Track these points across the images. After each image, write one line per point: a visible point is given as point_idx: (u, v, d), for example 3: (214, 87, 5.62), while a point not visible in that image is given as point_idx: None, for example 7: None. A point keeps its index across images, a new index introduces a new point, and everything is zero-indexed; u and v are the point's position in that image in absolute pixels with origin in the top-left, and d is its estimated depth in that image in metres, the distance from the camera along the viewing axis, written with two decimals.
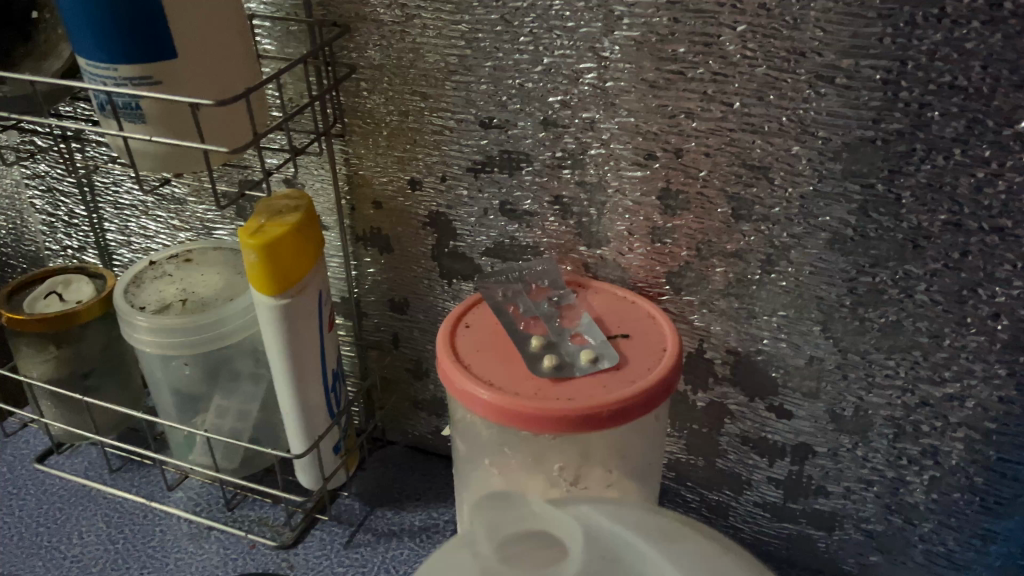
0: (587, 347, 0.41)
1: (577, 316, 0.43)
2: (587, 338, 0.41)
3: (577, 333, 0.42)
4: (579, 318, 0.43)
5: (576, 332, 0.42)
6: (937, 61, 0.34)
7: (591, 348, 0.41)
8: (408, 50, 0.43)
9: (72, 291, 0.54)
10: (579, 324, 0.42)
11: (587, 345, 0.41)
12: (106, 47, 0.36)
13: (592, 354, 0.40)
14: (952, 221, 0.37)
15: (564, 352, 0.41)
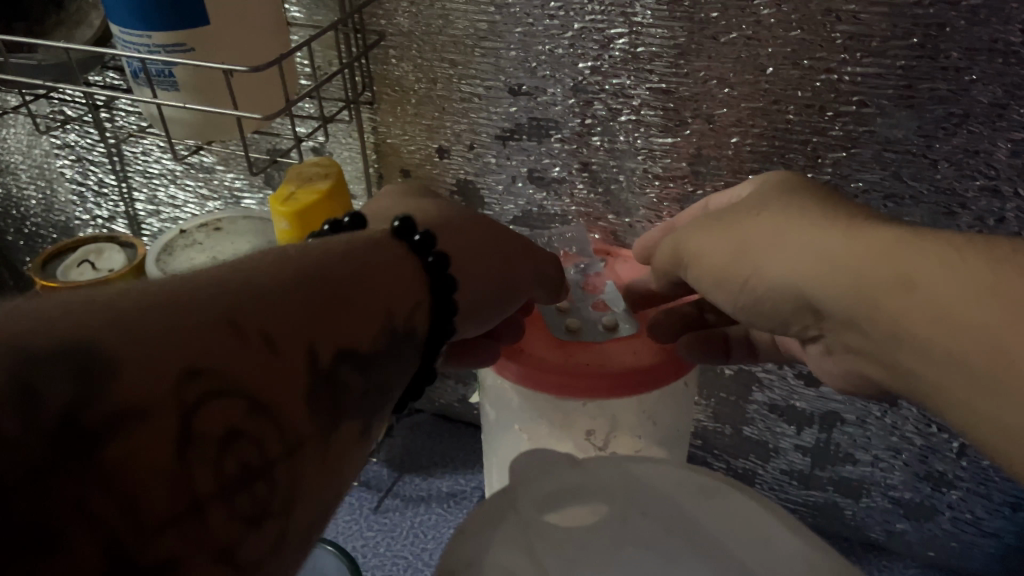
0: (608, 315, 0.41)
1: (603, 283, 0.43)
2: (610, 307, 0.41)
3: (598, 300, 0.42)
4: (606, 286, 0.43)
5: (599, 300, 0.42)
6: (977, 24, 0.33)
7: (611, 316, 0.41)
8: (437, 16, 0.43)
9: (104, 260, 0.54)
10: (604, 292, 0.42)
11: (606, 312, 0.41)
12: (141, 14, 0.36)
13: (611, 320, 0.40)
14: (988, 186, 0.37)
15: (584, 319, 0.41)
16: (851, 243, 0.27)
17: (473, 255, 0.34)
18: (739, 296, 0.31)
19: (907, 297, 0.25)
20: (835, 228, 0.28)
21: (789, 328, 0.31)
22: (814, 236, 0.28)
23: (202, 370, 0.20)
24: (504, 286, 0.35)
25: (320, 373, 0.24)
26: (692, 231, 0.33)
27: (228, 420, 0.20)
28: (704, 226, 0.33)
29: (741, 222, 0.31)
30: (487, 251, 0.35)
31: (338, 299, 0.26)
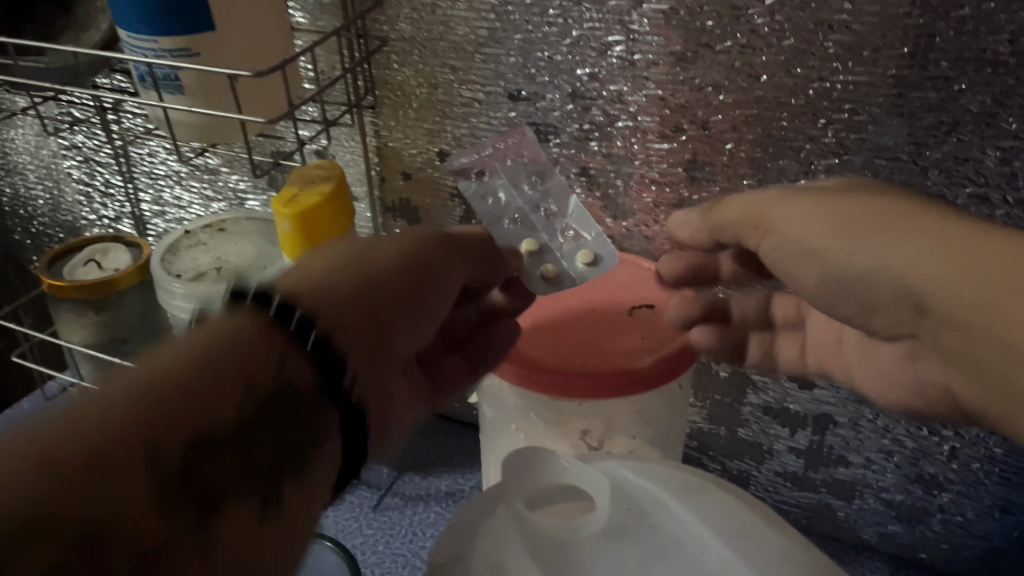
0: (582, 245, 0.41)
1: (563, 201, 0.42)
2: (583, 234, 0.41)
3: (570, 231, 0.41)
4: (566, 203, 0.42)
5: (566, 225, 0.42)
6: (965, 35, 0.34)
7: (588, 246, 0.41)
8: (438, 22, 0.43)
9: (110, 259, 0.55)
10: (568, 215, 0.42)
11: (582, 244, 0.41)
12: (147, 20, 0.37)
13: (589, 255, 0.40)
14: (978, 194, 0.37)
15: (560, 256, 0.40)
16: (930, 244, 0.28)
17: (373, 256, 0.33)
18: (823, 282, 0.32)
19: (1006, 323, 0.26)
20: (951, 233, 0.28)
21: (889, 332, 0.32)
22: (915, 243, 0.28)
23: (158, 435, 0.23)
24: (436, 287, 0.34)
25: (269, 404, 0.27)
26: (787, 209, 0.32)
27: (175, 477, 0.23)
28: (794, 207, 0.32)
29: (846, 206, 0.31)
30: (389, 255, 0.33)
31: (267, 344, 0.28)
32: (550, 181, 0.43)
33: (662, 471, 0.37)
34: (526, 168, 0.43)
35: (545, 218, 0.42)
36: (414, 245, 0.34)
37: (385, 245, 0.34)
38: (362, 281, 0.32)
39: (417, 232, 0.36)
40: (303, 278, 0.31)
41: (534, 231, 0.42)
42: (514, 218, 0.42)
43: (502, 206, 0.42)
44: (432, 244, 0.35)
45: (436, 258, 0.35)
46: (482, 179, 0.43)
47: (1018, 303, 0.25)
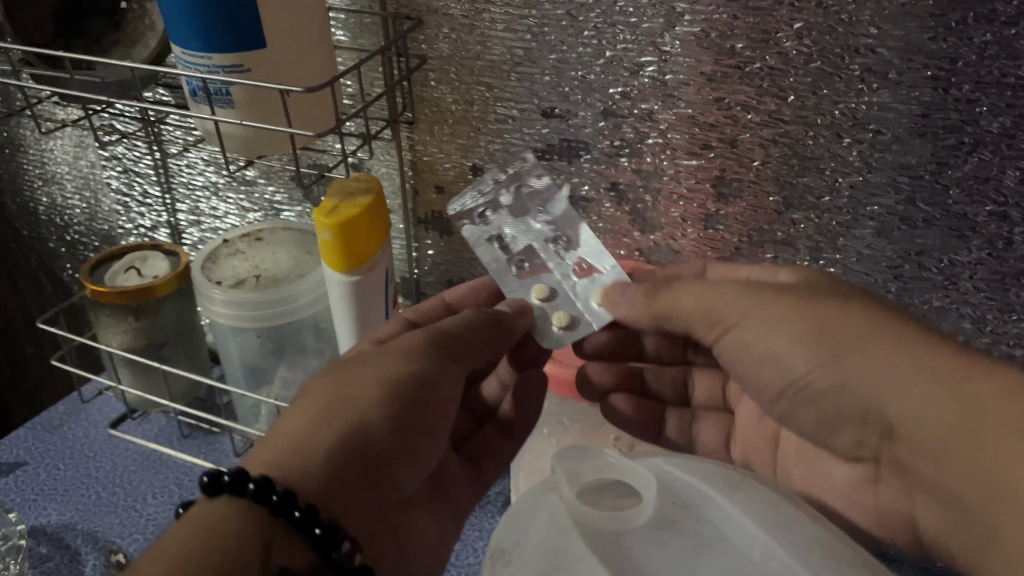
0: (596, 281, 0.43)
1: (573, 234, 0.45)
2: (594, 269, 0.43)
3: (582, 264, 0.44)
4: (576, 236, 0.45)
5: (578, 261, 0.44)
6: (987, 59, 0.36)
7: (601, 280, 0.43)
8: (475, 42, 0.45)
9: (149, 266, 0.57)
10: (579, 248, 0.44)
11: (595, 279, 0.43)
12: (202, 37, 0.38)
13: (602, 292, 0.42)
14: (998, 212, 0.39)
15: (573, 300, 0.43)
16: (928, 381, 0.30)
17: (357, 399, 0.34)
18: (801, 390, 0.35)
19: (963, 455, 0.29)
20: (921, 364, 0.30)
21: (853, 448, 0.36)
22: (880, 374, 0.31)
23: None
24: (430, 387, 0.35)
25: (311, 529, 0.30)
26: (750, 319, 0.35)
27: None
28: (769, 318, 0.35)
29: (808, 316, 0.34)
30: (374, 390, 0.34)
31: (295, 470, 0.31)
32: (556, 212, 0.46)
33: (707, 469, 0.31)
34: (529, 199, 0.46)
35: (557, 253, 0.44)
36: (401, 373, 0.35)
37: (371, 381, 0.34)
38: (353, 437, 0.32)
39: (403, 349, 0.36)
40: (297, 445, 0.32)
41: (547, 274, 0.44)
42: (523, 263, 0.44)
43: (513, 252, 0.45)
44: (419, 364, 0.35)
45: (423, 382, 0.35)
46: (489, 222, 0.46)
47: (980, 445, 0.28)
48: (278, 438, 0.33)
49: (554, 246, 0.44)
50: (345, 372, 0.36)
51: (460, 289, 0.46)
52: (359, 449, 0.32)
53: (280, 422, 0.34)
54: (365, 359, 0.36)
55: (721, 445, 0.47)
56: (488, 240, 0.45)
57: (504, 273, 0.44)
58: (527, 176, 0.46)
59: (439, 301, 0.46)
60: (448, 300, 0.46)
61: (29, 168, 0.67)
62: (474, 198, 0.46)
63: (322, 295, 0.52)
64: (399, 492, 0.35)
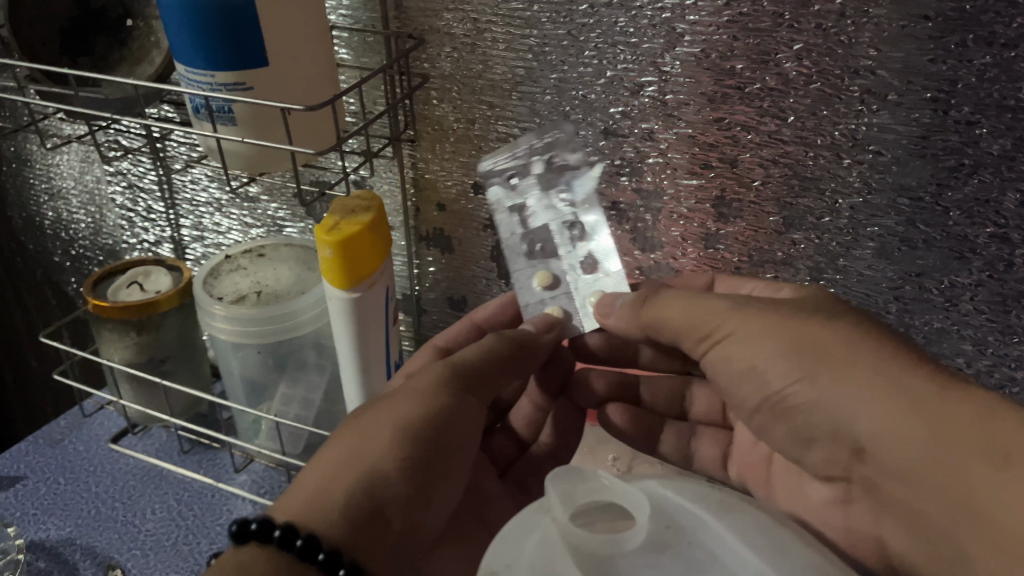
0: (595, 284, 0.43)
1: (588, 225, 0.45)
2: (599, 268, 0.44)
3: (592, 261, 0.44)
4: (592, 227, 0.45)
5: (587, 256, 0.44)
6: (986, 81, 0.36)
7: (600, 284, 0.43)
8: (477, 61, 0.45)
9: (152, 282, 0.57)
10: (591, 242, 0.44)
11: (598, 282, 0.43)
12: (205, 55, 0.39)
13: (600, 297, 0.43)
14: (997, 234, 0.39)
15: (570, 295, 0.44)
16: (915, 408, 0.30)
17: (376, 441, 0.34)
18: (778, 406, 0.34)
19: (949, 485, 0.29)
20: (902, 387, 0.30)
21: (824, 466, 0.35)
22: (863, 400, 0.31)
23: None
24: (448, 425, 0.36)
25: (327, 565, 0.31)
26: (736, 327, 0.34)
27: None
28: (753, 328, 0.34)
29: (794, 332, 0.33)
30: (391, 433, 0.34)
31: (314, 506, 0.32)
32: (580, 194, 0.45)
33: (702, 491, 0.30)
34: (558, 174, 0.45)
35: (568, 240, 0.45)
36: (417, 413, 0.35)
37: (387, 423, 0.35)
38: (372, 483, 0.33)
39: (421, 385, 0.37)
40: (317, 493, 0.33)
41: (555, 258, 0.45)
42: (535, 244, 0.45)
43: (529, 227, 0.46)
44: (436, 401, 0.36)
45: (439, 420, 0.35)
46: (516, 188, 0.46)
47: (969, 476, 0.28)
48: (301, 486, 0.33)
49: (567, 232, 0.45)
50: (365, 418, 0.36)
51: (488, 310, 0.47)
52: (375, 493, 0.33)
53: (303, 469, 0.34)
54: (382, 402, 0.36)
55: (713, 464, 0.47)
56: (508, 207, 0.46)
57: (516, 250, 0.45)
58: (562, 151, 0.45)
59: (470, 325, 0.46)
60: (479, 324, 0.46)
61: (35, 182, 0.68)
62: (504, 161, 0.46)
63: (323, 311, 0.52)
64: (421, 530, 0.35)
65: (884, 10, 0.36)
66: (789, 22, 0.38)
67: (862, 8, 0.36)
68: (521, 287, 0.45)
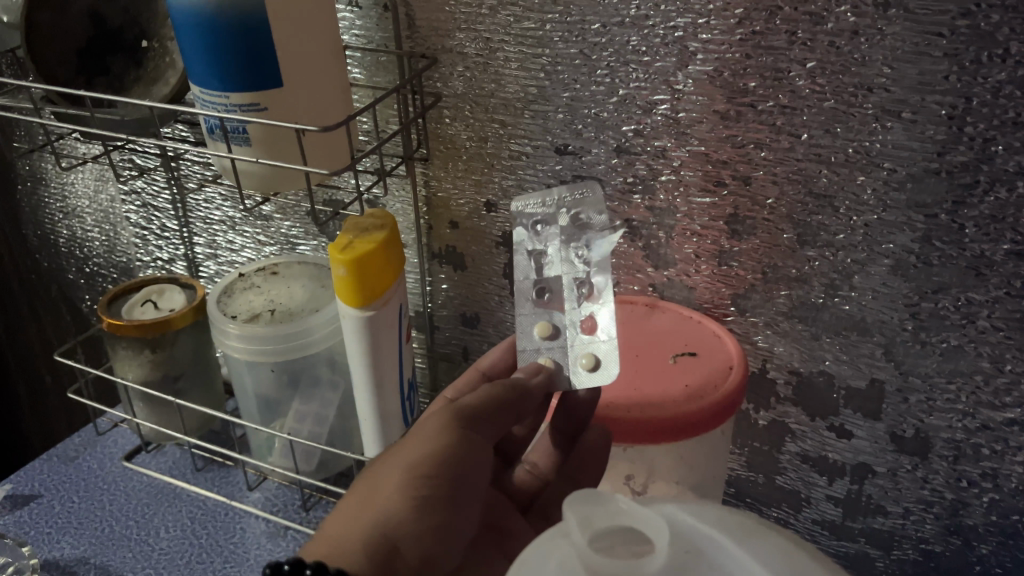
0: (591, 346, 0.41)
1: (598, 286, 0.42)
2: (597, 329, 0.41)
3: (589, 317, 0.41)
4: (601, 289, 0.42)
5: (588, 315, 0.41)
6: (1002, 98, 0.35)
7: (595, 348, 0.41)
8: (490, 80, 0.46)
9: (166, 300, 0.58)
10: (597, 305, 0.41)
11: (591, 341, 0.41)
12: (220, 77, 0.39)
13: (591, 359, 0.40)
14: (1015, 250, 0.38)
15: (565, 351, 0.41)
16: None
17: (387, 482, 0.34)
18: None
19: None
20: None
21: None
22: None
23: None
24: (463, 462, 0.35)
25: None
26: None
27: None
28: None
29: None
30: (398, 472, 0.34)
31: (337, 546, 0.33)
32: (597, 250, 0.42)
33: (720, 515, 0.29)
34: (579, 231, 0.43)
35: (576, 296, 0.42)
36: (422, 454, 0.34)
37: (395, 462, 0.35)
38: (381, 522, 0.33)
39: (426, 426, 0.36)
40: (337, 536, 0.34)
41: (559, 309, 0.42)
42: (544, 292, 0.43)
43: (542, 276, 0.43)
44: (441, 441, 0.35)
45: (445, 461, 0.34)
46: (539, 234, 0.44)
47: None
48: (326, 531, 0.35)
49: (578, 289, 0.42)
50: (381, 460, 0.36)
51: (494, 355, 0.45)
52: (385, 530, 0.33)
53: (330, 515, 0.36)
54: (395, 444, 0.36)
55: None
56: (529, 250, 0.44)
57: (523, 297, 0.43)
58: (586, 211, 0.43)
59: (477, 373, 0.44)
60: (485, 370, 0.44)
61: (50, 201, 0.69)
62: (536, 205, 0.44)
63: (336, 329, 0.52)
64: (442, 564, 0.35)
65: (898, 27, 0.36)
66: (802, 40, 0.38)
67: (875, 25, 0.36)
68: (521, 332, 0.43)
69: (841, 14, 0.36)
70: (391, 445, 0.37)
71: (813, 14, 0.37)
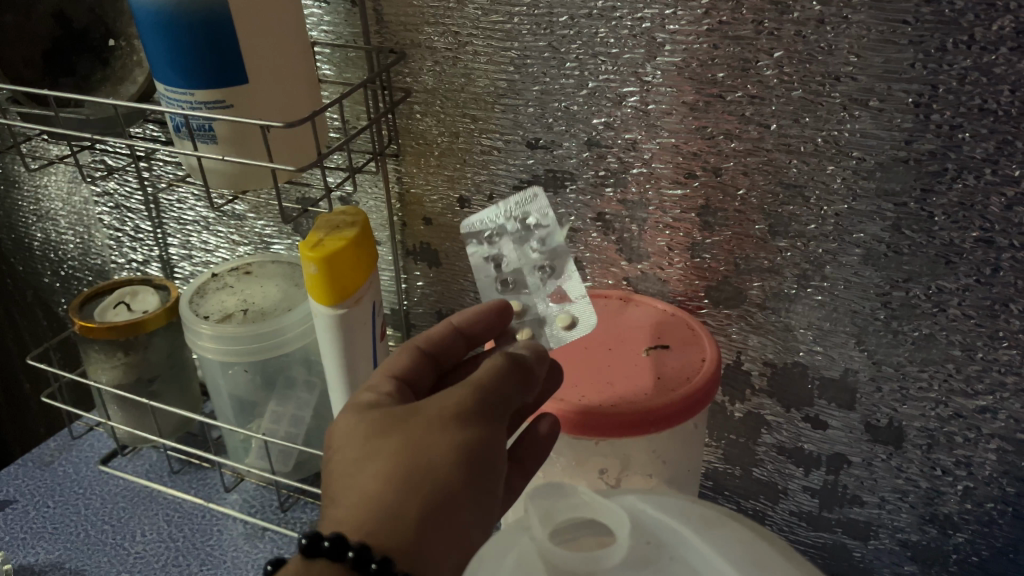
0: (565, 308, 0.44)
1: (561, 264, 0.45)
2: (568, 297, 0.45)
3: (556, 290, 0.45)
4: (563, 265, 0.45)
5: (556, 289, 0.45)
6: (967, 85, 0.35)
7: (570, 309, 0.44)
8: (460, 74, 0.45)
9: (139, 301, 0.57)
10: (562, 278, 0.45)
11: (565, 306, 0.44)
12: (185, 75, 0.39)
13: (566, 320, 0.44)
14: (984, 238, 0.38)
15: (541, 320, 0.44)
16: None
17: (436, 449, 0.30)
18: None
19: None
20: None
21: None
22: None
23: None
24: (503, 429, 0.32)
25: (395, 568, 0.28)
26: None
27: None
28: None
29: None
30: (450, 442, 0.30)
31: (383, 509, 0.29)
32: (554, 244, 0.46)
33: (683, 505, 0.30)
34: (531, 232, 0.46)
35: (539, 280, 0.45)
36: (460, 419, 0.31)
37: (429, 423, 0.30)
38: (428, 490, 0.29)
39: (462, 395, 0.31)
40: (372, 499, 0.29)
41: (525, 291, 0.45)
42: (509, 282, 0.45)
43: (502, 271, 0.46)
44: (482, 413, 0.31)
45: (486, 431, 0.31)
46: (492, 241, 0.46)
47: None
48: (348, 495, 0.30)
49: (539, 274, 0.45)
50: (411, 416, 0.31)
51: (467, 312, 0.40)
52: (435, 503, 0.29)
53: (344, 474, 0.30)
54: (419, 404, 0.32)
55: None
56: (484, 255, 0.46)
57: (489, 289, 0.46)
58: (535, 211, 0.46)
59: (447, 326, 0.40)
60: (459, 327, 0.40)
61: (23, 204, 0.68)
62: (486, 220, 0.47)
63: (309, 327, 0.52)
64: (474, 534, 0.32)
65: (862, 15, 0.36)
66: (769, 30, 0.38)
67: (841, 14, 0.36)
68: None
69: (806, 3, 0.36)
70: (411, 407, 0.31)
71: (779, 3, 0.37)
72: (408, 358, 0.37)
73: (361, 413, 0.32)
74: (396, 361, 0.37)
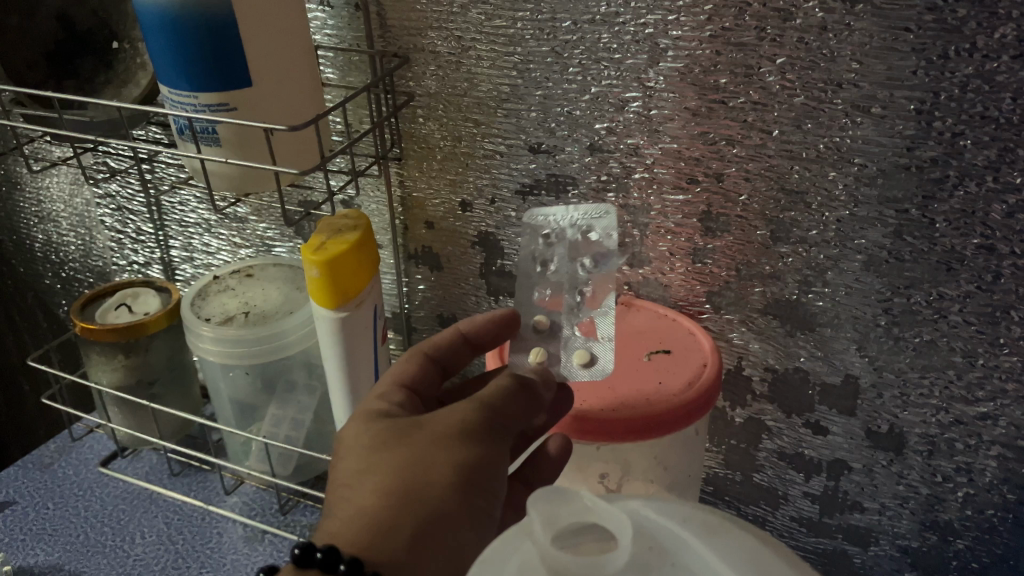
0: (587, 345, 0.42)
1: (603, 293, 0.43)
2: (596, 333, 0.42)
3: (587, 321, 0.42)
4: (604, 296, 0.43)
5: (589, 319, 0.42)
6: (970, 93, 0.35)
7: (591, 347, 0.42)
8: (462, 79, 0.45)
9: (140, 303, 0.57)
10: (598, 310, 0.42)
11: (590, 340, 0.42)
12: (188, 77, 0.39)
13: (585, 357, 0.41)
14: (985, 245, 0.38)
15: (560, 345, 0.42)
16: None
17: (433, 467, 0.30)
18: None
19: None
20: None
21: None
22: None
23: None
24: (501, 456, 0.32)
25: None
26: None
27: None
28: None
29: None
30: (448, 462, 0.31)
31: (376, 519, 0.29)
32: (606, 269, 0.43)
33: (685, 512, 0.30)
34: (587, 247, 0.44)
35: (576, 302, 0.43)
36: (458, 445, 0.31)
37: (429, 441, 0.31)
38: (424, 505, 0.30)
39: (464, 416, 0.32)
40: (367, 510, 0.30)
41: (558, 307, 0.43)
42: (545, 291, 0.43)
43: (543, 277, 0.43)
44: (482, 437, 0.32)
45: (484, 455, 0.32)
46: (543, 242, 0.44)
47: None
48: (344, 506, 0.31)
49: (577, 295, 0.43)
50: (414, 432, 0.32)
51: (475, 318, 0.41)
52: (429, 519, 0.30)
53: (344, 485, 0.31)
54: (422, 421, 0.33)
55: None
56: (533, 254, 0.44)
57: (524, 289, 0.44)
58: (600, 227, 0.44)
59: (452, 330, 0.40)
60: (466, 333, 0.40)
61: (25, 206, 0.68)
62: (547, 217, 0.44)
63: (311, 330, 0.52)
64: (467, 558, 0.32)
65: (865, 23, 0.36)
66: (772, 36, 0.38)
67: (843, 21, 0.36)
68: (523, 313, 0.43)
69: (809, 10, 0.36)
70: (415, 423, 0.32)
71: (782, 10, 0.37)
72: (416, 371, 0.39)
73: (367, 424, 0.33)
74: (399, 368, 0.38)
